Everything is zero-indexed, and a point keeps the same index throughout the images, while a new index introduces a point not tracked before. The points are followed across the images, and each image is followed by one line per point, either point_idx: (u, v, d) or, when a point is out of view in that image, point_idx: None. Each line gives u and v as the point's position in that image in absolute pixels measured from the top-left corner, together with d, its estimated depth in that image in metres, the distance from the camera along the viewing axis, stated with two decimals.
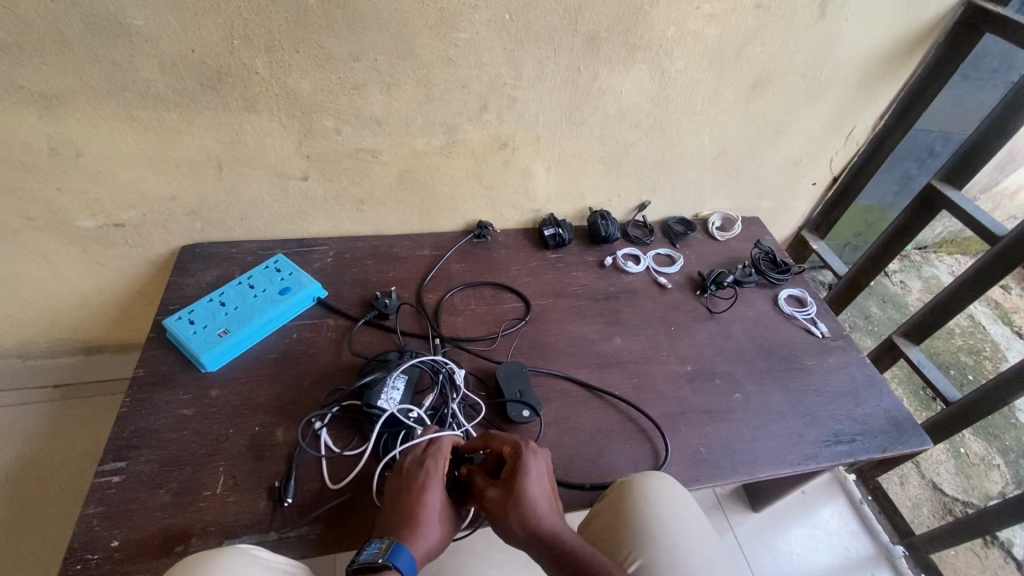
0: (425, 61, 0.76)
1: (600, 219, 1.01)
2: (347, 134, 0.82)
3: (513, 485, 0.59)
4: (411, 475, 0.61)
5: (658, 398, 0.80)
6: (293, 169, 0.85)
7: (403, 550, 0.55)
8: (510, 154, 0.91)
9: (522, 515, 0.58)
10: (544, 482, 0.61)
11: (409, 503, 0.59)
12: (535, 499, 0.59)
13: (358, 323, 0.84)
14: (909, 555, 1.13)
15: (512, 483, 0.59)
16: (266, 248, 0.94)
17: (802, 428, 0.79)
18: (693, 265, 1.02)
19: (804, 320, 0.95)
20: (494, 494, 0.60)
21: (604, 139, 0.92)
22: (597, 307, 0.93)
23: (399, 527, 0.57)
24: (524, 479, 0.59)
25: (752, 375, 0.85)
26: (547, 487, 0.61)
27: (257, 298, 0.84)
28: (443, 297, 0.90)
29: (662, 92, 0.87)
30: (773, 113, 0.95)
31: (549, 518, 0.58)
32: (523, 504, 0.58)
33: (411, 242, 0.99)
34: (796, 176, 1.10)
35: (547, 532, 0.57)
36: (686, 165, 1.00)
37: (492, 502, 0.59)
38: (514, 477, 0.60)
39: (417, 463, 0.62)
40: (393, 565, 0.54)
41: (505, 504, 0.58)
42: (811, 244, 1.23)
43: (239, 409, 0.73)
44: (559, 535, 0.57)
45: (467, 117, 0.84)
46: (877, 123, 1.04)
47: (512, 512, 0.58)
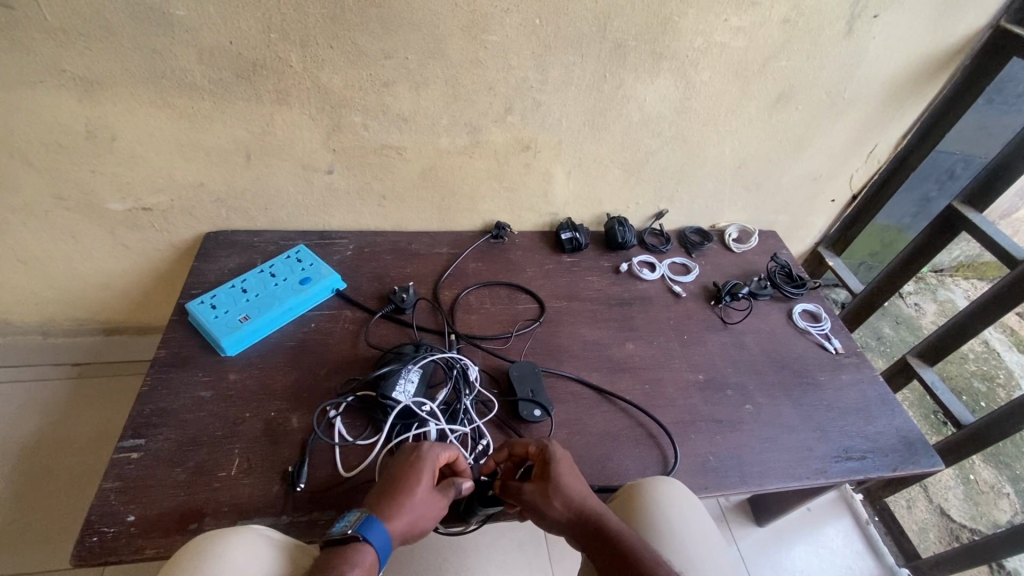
0: (455, 62, 0.78)
1: (617, 225, 1.02)
2: (374, 129, 0.84)
3: (549, 478, 0.61)
4: (404, 459, 0.61)
5: (668, 405, 0.81)
6: (319, 162, 0.87)
7: (373, 527, 0.56)
8: (531, 157, 0.92)
9: (566, 498, 0.60)
10: (576, 472, 0.63)
11: (392, 484, 0.59)
12: (572, 487, 0.61)
13: (375, 316, 0.85)
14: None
15: (547, 477, 0.61)
16: (288, 238, 0.96)
17: (812, 442, 0.79)
18: (708, 275, 1.02)
19: (817, 335, 0.95)
20: (533, 489, 0.61)
21: (626, 146, 0.93)
22: (611, 312, 0.94)
23: (378, 505, 0.58)
24: (557, 473, 0.62)
25: (763, 387, 0.85)
26: (577, 477, 0.63)
27: (277, 287, 0.85)
28: (459, 294, 0.91)
29: (686, 101, 0.88)
30: (795, 127, 0.96)
31: (588, 501, 0.61)
32: (564, 493, 0.61)
33: (429, 239, 1.01)
34: (815, 192, 1.10)
35: (591, 513, 0.60)
36: (706, 175, 1.01)
37: (532, 496, 0.61)
38: (549, 472, 0.62)
39: (414, 449, 0.62)
40: (360, 539, 0.55)
41: (545, 495, 0.60)
42: (827, 260, 1.23)
43: (255, 393, 0.74)
44: (603, 516, 0.60)
45: (492, 118, 0.86)
46: (899, 142, 1.04)
47: (556, 499, 0.60)
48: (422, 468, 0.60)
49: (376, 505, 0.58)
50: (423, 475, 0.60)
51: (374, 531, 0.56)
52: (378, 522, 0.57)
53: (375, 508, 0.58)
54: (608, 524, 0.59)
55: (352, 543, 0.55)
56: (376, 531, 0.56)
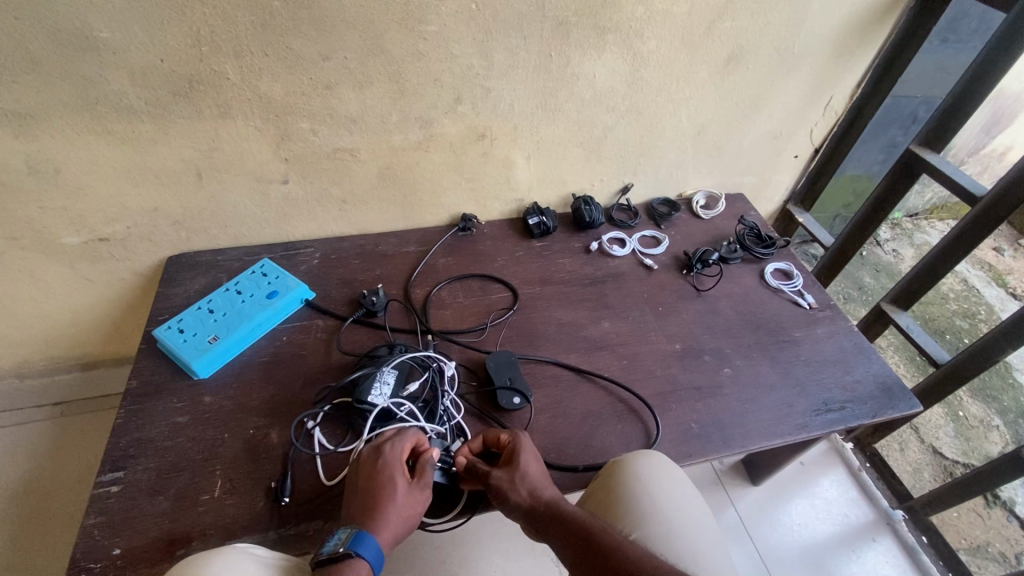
0: (397, 58, 0.76)
1: (584, 204, 1.02)
2: (325, 134, 0.83)
3: (517, 462, 0.62)
4: (370, 464, 0.62)
5: (647, 377, 0.81)
6: (273, 172, 0.85)
7: (366, 539, 0.56)
8: (488, 145, 0.91)
9: (530, 485, 0.61)
10: (541, 464, 0.64)
11: (369, 494, 0.59)
12: (538, 472, 0.62)
13: (347, 322, 0.84)
14: (909, 519, 1.13)
15: (516, 463, 0.62)
16: (253, 253, 0.95)
17: (792, 399, 0.80)
18: (678, 245, 1.03)
19: (790, 292, 0.95)
20: (500, 476, 0.61)
21: (582, 124, 0.92)
22: (584, 292, 0.93)
23: (363, 515, 0.58)
24: (524, 459, 0.62)
25: (740, 350, 0.86)
26: (543, 469, 0.64)
27: (244, 304, 0.84)
28: (431, 291, 0.91)
29: (636, 73, 0.87)
30: (749, 87, 0.95)
31: (548, 489, 0.62)
32: (529, 480, 0.61)
33: (396, 239, 1.00)
34: (778, 150, 1.09)
35: (548, 499, 0.60)
36: (666, 145, 1.00)
37: (499, 481, 0.61)
38: (517, 458, 0.63)
39: (375, 452, 0.63)
40: (354, 554, 0.55)
41: (511, 481, 0.61)
42: (797, 216, 1.22)
43: (232, 414, 0.73)
44: (561, 501, 0.60)
45: (442, 110, 0.84)
46: (855, 90, 1.03)
47: (521, 486, 0.61)
48: (390, 467, 0.61)
49: (360, 518, 0.58)
50: (398, 471, 0.61)
51: (368, 544, 0.56)
52: (369, 533, 0.56)
53: (361, 520, 0.58)
54: (567, 508, 0.59)
55: (345, 560, 0.55)
56: (367, 544, 0.56)
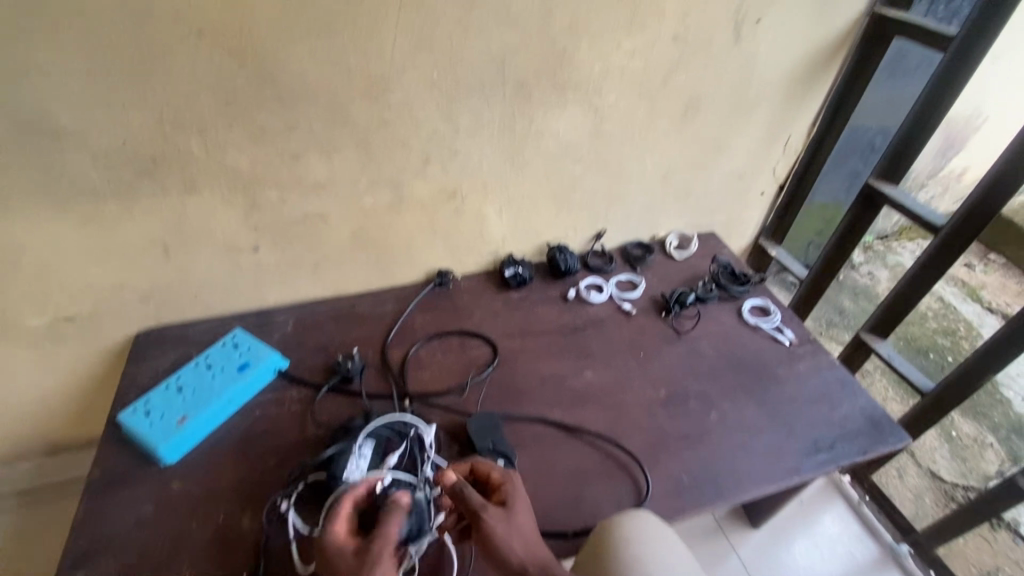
0: (362, 126, 0.78)
1: (558, 252, 1.03)
2: (294, 202, 0.83)
3: (512, 508, 0.61)
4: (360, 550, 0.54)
5: (633, 428, 0.79)
6: (243, 241, 0.85)
7: None
8: (460, 202, 0.92)
9: (522, 533, 0.59)
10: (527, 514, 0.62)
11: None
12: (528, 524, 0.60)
13: (322, 390, 0.82)
14: (916, 553, 1.10)
15: (511, 506, 0.61)
16: (225, 323, 0.93)
17: (781, 441, 0.79)
18: (655, 287, 1.03)
19: (769, 329, 0.95)
20: (496, 516, 0.58)
21: (551, 176, 0.94)
22: (564, 342, 0.92)
23: None
24: (520, 506, 0.61)
25: (725, 392, 0.85)
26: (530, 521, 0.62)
27: (215, 379, 0.81)
28: (409, 351, 0.89)
29: (598, 126, 0.89)
30: (709, 132, 0.98)
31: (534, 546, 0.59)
32: (523, 526, 0.59)
33: (372, 299, 0.98)
34: (744, 189, 1.12)
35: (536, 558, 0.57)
36: (634, 191, 1.02)
37: (492, 519, 0.58)
38: (512, 504, 0.61)
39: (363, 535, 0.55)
40: None
41: (504, 524, 0.58)
42: (770, 251, 1.24)
43: (202, 499, 0.69)
44: (546, 557, 0.58)
45: (411, 172, 0.85)
46: (811, 130, 1.07)
47: (511, 532, 0.58)
48: (384, 552, 0.54)
49: None
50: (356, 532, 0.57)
51: None
52: None
53: None
54: (553, 565, 0.57)
55: None
56: None
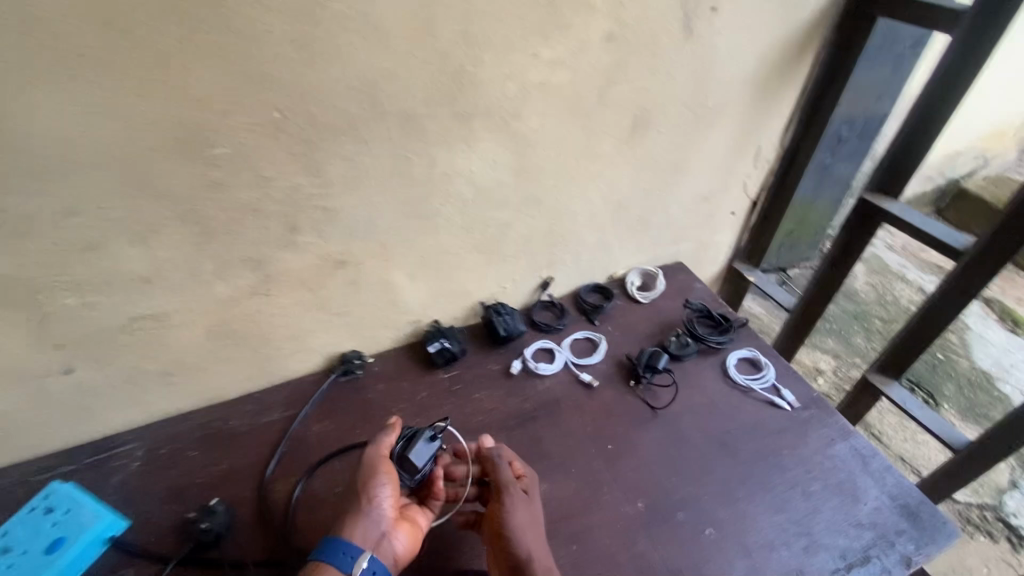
0: (185, 195, 0.55)
1: (495, 315, 0.82)
2: (108, 305, 0.59)
3: (530, 501, 0.60)
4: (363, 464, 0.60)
5: (606, 569, 0.58)
6: (44, 365, 0.60)
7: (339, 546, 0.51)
8: (353, 273, 0.70)
9: (532, 524, 0.57)
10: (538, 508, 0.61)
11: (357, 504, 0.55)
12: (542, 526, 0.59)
13: (167, 567, 0.58)
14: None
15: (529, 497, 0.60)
16: (45, 470, 0.67)
17: (801, 560, 0.59)
18: (619, 346, 0.83)
19: (762, 389, 0.77)
20: (519, 499, 0.58)
21: (471, 226, 0.73)
22: (509, 439, 0.71)
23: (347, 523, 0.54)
24: (535, 502, 0.60)
25: (720, 492, 0.65)
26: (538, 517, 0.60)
27: (8, 571, 0.56)
28: (295, 489, 0.65)
29: (524, 159, 0.69)
30: (665, 151, 0.79)
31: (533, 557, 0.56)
32: (532, 516, 0.58)
33: (255, 406, 0.75)
34: (712, 210, 0.93)
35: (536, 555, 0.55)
36: (581, 229, 0.82)
37: (513, 502, 0.58)
38: (529, 498, 0.60)
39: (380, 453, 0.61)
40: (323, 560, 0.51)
41: (520, 510, 0.57)
42: (746, 275, 1.06)
43: None
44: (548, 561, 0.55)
45: (274, 246, 0.62)
46: (785, 135, 0.90)
47: (524, 522, 0.56)
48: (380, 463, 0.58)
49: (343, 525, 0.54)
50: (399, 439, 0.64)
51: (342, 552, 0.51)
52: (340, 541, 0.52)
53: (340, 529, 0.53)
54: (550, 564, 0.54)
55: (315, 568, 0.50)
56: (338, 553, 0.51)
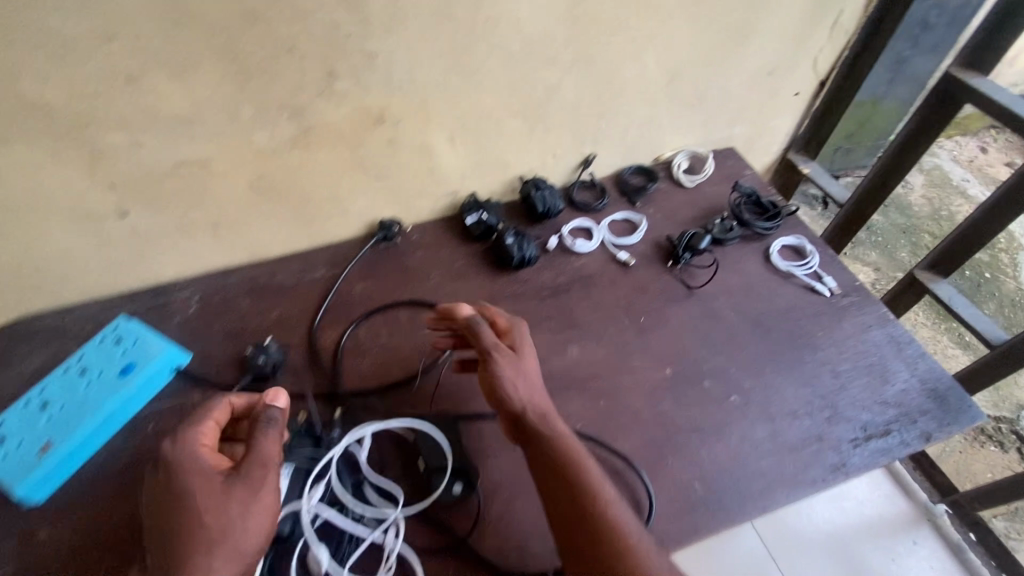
0: (222, 25, 0.52)
1: (534, 189, 0.80)
2: (155, 146, 0.59)
3: (523, 354, 0.58)
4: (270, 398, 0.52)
5: (633, 422, 0.62)
6: (101, 204, 0.62)
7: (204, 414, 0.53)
8: (393, 131, 0.68)
9: (525, 387, 0.55)
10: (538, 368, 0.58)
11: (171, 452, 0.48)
12: (538, 377, 0.57)
13: (231, 393, 0.64)
14: (953, 514, 0.98)
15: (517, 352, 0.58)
16: (113, 307, 0.73)
17: (821, 428, 0.61)
18: (659, 228, 0.81)
19: (804, 276, 0.75)
20: (508, 360, 0.56)
21: (515, 86, 0.69)
22: (544, 308, 0.73)
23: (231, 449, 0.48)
24: (528, 361, 0.58)
25: (749, 366, 0.66)
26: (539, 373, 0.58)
27: (89, 388, 0.63)
28: (342, 336, 0.69)
29: (577, 7, 0.63)
30: (733, 10, 0.71)
31: (535, 419, 0.54)
32: (528, 374, 0.56)
33: (300, 264, 0.77)
34: (774, 88, 0.86)
35: (552, 426, 0.53)
36: (632, 101, 0.77)
37: (509, 362, 0.56)
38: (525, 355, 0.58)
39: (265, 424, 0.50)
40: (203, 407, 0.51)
41: (516, 368, 0.56)
42: (800, 167, 0.99)
43: (75, 554, 0.54)
44: (547, 418, 0.54)
45: (314, 92, 0.60)
46: (870, 1, 0.80)
47: (515, 385, 0.55)
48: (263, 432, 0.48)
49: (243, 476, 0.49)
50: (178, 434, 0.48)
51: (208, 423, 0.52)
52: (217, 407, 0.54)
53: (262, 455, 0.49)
54: (551, 422, 0.54)
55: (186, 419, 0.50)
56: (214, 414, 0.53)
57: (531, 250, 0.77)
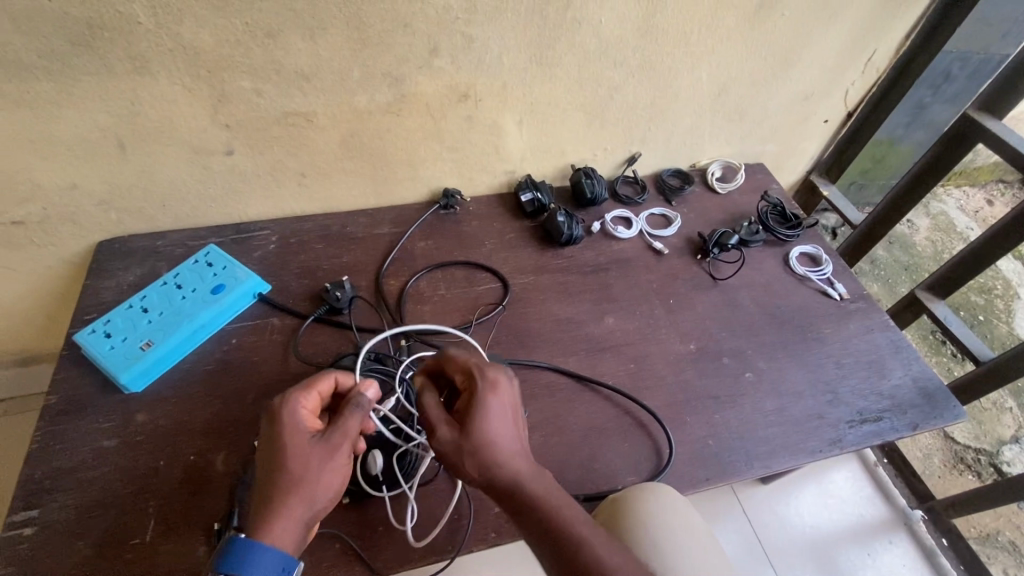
0: None
1: (584, 177, 0.88)
2: (273, 95, 0.68)
3: (480, 419, 0.50)
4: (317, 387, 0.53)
5: (658, 384, 0.70)
6: (215, 141, 0.71)
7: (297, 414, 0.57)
8: (472, 108, 0.77)
9: (478, 461, 0.49)
10: (504, 421, 0.51)
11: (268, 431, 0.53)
12: (501, 441, 0.50)
13: (307, 320, 0.72)
14: (928, 520, 1.07)
15: (467, 418, 0.51)
16: (199, 236, 0.80)
17: (822, 408, 0.70)
18: (692, 225, 0.90)
19: (819, 281, 0.84)
20: (458, 432, 0.50)
21: (584, 81, 0.78)
22: (585, 282, 0.81)
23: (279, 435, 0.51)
24: (481, 426, 0.50)
25: (764, 350, 0.75)
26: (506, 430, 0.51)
27: (184, 301, 0.71)
28: (406, 282, 0.78)
29: (649, 19, 0.72)
30: (781, 38, 0.81)
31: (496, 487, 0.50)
32: (477, 451, 0.50)
33: (368, 219, 0.86)
34: (808, 113, 0.95)
35: (522, 487, 0.49)
36: (681, 108, 0.86)
37: (455, 441, 0.50)
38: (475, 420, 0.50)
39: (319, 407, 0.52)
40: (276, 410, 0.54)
41: (465, 446, 0.50)
42: (821, 189, 1.09)
43: (168, 438, 0.62)
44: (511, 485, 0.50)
45: (415, 65, 0.69)
46: (902, 45, 0.89)
47: (468, 462, 0.50)
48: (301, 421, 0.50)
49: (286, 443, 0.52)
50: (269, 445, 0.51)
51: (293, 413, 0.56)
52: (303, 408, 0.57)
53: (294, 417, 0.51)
54: (515, 489, 0.49)
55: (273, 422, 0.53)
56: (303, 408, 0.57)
57: (575, 233, 0.84)
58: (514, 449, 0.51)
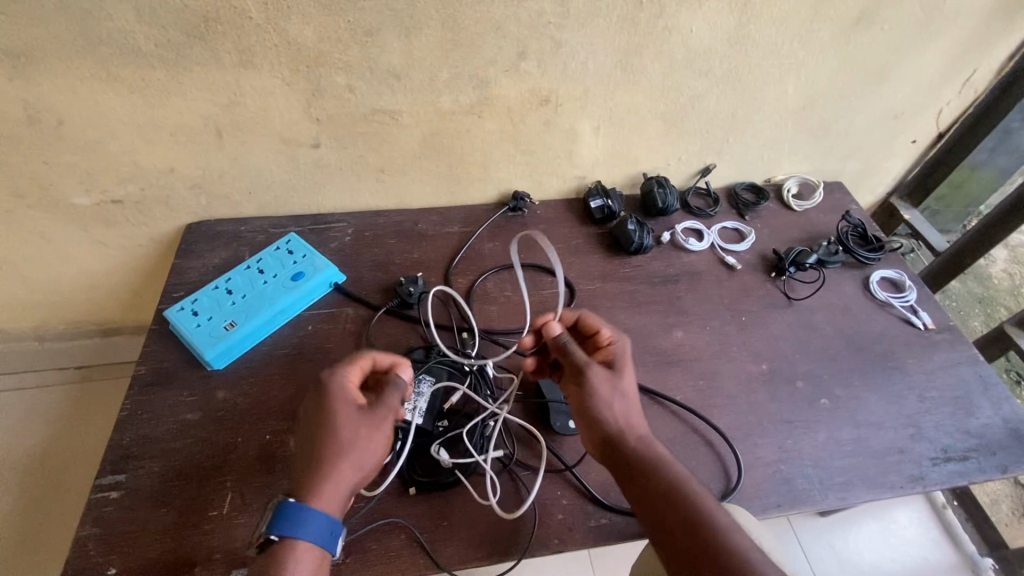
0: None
1: (657, 187, 0.87)
2: (363, 91, 0.70)
3: (619, 372, 0.57)
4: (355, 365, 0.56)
5: (728, 403, 0.68)
6: (304, 134, 0.73)
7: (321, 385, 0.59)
8: (552, 113, 0.77)
9: (622, 408, 0.55)
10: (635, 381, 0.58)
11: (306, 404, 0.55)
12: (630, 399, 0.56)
13: (379, 312, 0.74)
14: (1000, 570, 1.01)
15: (615, 369, 0.57)
16: (278, 224, 0.83)
17: (904, 442, 0.66)
18: (766, 242, 0.87)
19: (901, 308, 0.80)
20: (602, 376, 0.56)
21: (666, 89, 0.77)
22: (653, 293, 0.80)
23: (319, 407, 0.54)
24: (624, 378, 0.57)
25: (841, 376, 0.72)
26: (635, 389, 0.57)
27: (266, 285, 0.74)
28: (475, 282, 0.79)
29: (741, 29, 0.71)
30: (877, 53, 0.78)
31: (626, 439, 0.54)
32: (622, 398, 0.55)
33: (438, 217, 0.87)
34: (895, 132, 0.91)
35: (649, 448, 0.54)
36: (763, 121, 0.84)
37: (597, 381, 0.56)
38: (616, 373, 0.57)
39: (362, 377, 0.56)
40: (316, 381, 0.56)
41: (609, 392, 0.55)
42: (902, 213, 1.04)
43: (246, 416, 0.64)
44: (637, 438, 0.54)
45: (502, 67, 0.70)
46: (1006, 64, 0.84)
47: (609, 407, 0.55)
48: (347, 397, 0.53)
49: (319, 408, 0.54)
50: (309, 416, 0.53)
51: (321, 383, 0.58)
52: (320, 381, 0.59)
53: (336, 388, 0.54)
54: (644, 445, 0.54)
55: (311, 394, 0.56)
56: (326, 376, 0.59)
57: (646, 239, 0.83)
58: (631, 409, 0.56)
